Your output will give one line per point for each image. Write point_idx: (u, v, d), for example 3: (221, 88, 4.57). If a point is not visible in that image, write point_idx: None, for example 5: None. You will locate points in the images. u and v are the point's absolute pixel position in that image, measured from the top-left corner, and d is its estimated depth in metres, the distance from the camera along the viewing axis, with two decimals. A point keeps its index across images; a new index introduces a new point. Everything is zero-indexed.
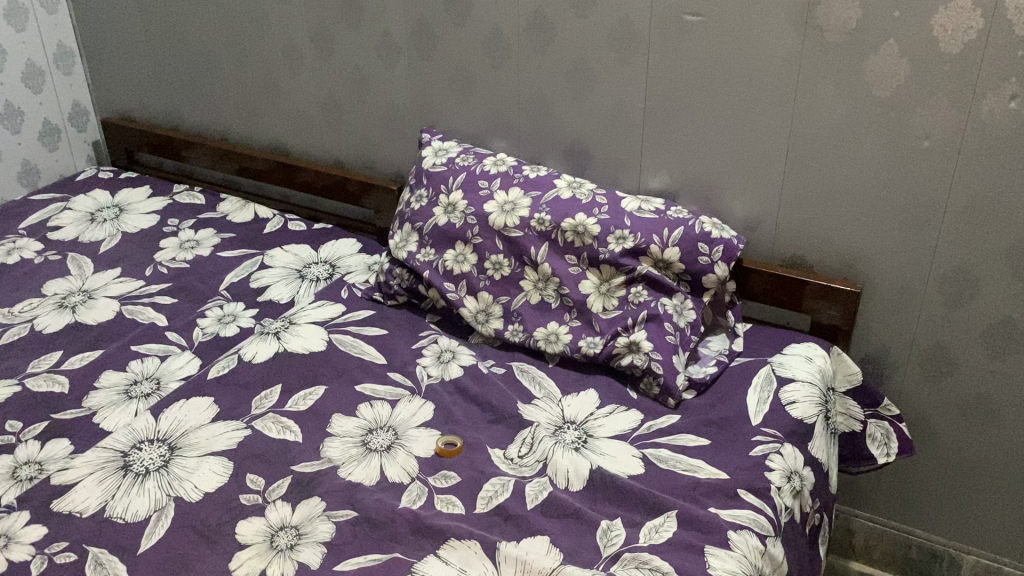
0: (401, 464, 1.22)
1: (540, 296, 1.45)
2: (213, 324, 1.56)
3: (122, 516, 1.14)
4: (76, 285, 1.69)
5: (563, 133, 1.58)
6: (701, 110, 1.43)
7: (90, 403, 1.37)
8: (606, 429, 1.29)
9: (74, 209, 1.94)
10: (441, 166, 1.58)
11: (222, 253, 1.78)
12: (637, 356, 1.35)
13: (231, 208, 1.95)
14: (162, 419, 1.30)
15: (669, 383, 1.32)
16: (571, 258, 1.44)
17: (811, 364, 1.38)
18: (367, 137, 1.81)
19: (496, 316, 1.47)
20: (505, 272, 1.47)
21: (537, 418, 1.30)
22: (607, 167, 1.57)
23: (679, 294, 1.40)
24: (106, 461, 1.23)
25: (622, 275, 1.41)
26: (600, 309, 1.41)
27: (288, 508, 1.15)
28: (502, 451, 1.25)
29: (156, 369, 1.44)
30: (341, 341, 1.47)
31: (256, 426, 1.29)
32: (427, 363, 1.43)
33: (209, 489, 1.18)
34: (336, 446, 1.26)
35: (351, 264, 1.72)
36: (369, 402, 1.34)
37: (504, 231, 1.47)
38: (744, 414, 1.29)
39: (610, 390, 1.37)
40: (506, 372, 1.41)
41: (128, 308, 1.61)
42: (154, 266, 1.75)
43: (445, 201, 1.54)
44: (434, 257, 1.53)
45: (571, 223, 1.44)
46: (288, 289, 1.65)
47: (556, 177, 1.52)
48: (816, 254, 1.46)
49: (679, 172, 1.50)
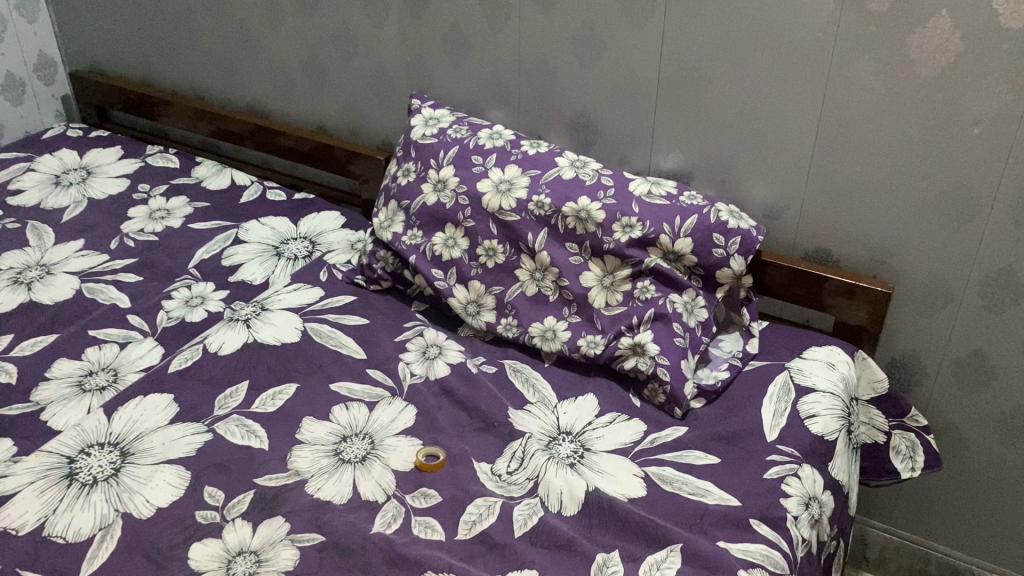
0: (376, 479, 1.10)
1: (537, 288, 1.32)
2: (179, 307, 1.43)
3: (63, 535, 1.02)
4: (34, 258, 1.55)
5: (566, 104, 1.42)
6: (721, 84, 1.28)
7: (38, 397, 1.24)
8: (605, 442, 1.16)
9: (38, 170, 1.80)
10: (431, 139, 1.44)
11: (194, 225, 1.65)
12: (642, 360, 1.22)
13: (207, 173, 1.81)
14: (115, 419, 1.18)
15: (676, 392, 1.20)
16: (572, 247, 1.30)
17: (834, 371, 1.25)
18: (353, 101, 1.65)
19: (488, 307, 1.34)
20: (499, 259, 1.34)
21: (530, 428, 1.18)
22: (614, 144, 1.42)
23: (691, 290, 1.27)
24: (50, 468, 1.10)
25: (628, 268, 1.28)
26: (603, 304, 1.28)
27: (248, 530, 1.03)
28: (489, 466, 1.12)
29: (113, 359, 1.32)
30: (318, 332, 1.35)
31: (219, 430, 1.17)
32: (411, 359, 1.30)
33: (162, 505, 1.06)
34: (305, 456, 1.14)
35: (333, 240, 1.59)
36: (344, 404, 1.22)
37: (497, 214, 1.33)
38: (759, 428, 1.17)
39: (611, 395, 1.24)
40: (497, 371, 1.28)
41: (88, 286, 1.48)
42: (120, 238, 1.61)
43: (434, 178, 1.40)
44: (421, 239, 1.39)
45: (573, 208, 1.30)
46: (262, 269, 1.52)
47: (558, 154, 1.38)
48: (843, 248, 1.32)
49: (694, 153, 1.36)
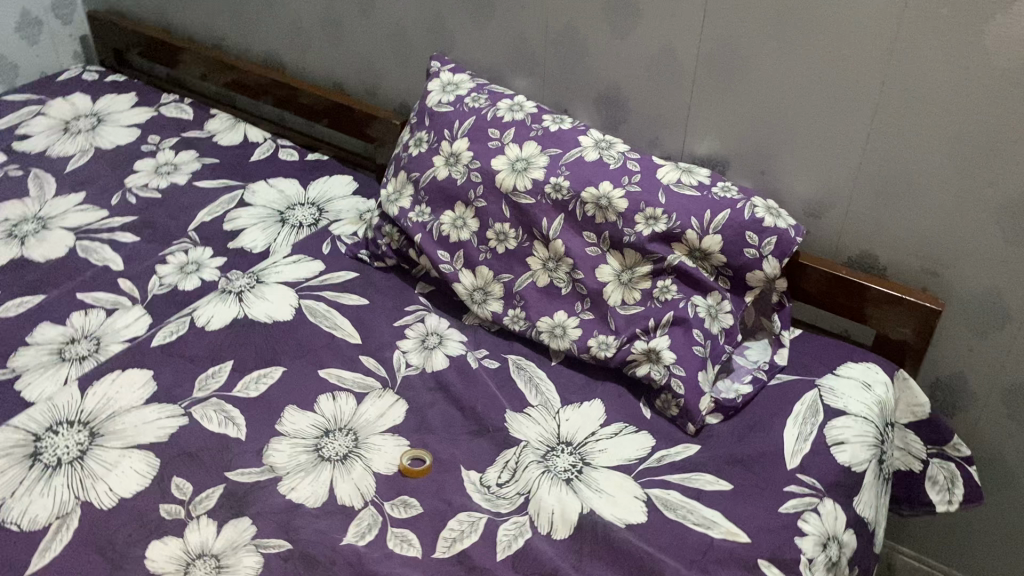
0: (354, 482, 1.03)
1: (549, 279, 1.21)
2: (173, 273, 1.35)
3: (18, 522, 0.96)
4: (32, 210, 1.49)
5: (595, 77, 1.30)
6: (765, 65, 1.13)
7: (16, 364, 1.18)
8: (607, 456, 1.06)
9: (48, 115, 1.73)
10: (447, 107, 1.32)
11: (199, 183, 1.57)
12: (655, 368, 1.12)
13: (219, 127, 1.73)
14: (89, 394, 1.11)
15: (691, 406, 1.09)
16: (589, 236, 1.19)
17: (869, 393, 1.12)
18: (370, 60, 1.55)
19: (495, 296, 1.23)
20: (510, 245, 1.23)
21: (526, 435, 1.08)
22: (645, 123, 1.29)
23: (715, 293, 1.15)
24: (14, 445, 1.04)
25: (648, 264, 1.16)
26: (619, 303, 1.17)
27: (212, 530, 0.96)
28: (478, 476, 1.03)
29: (98, 326, 1.25)
30: (312, 311, 1.26)
31: (195, 415, 1.10)
32: (408, 347, 1.21)
33: (125, 495, 0.99)
34: (283, 450, 1.06)
35: (342, 208, 1.50)
36: (331, 394, 1.14)
37: (511, 195, 1.22)
38: (778, 453, 1.06)
39: (620, 403, 1.14)
40: (499, 367, 1.18)
41: (82, 244, 1.41)
42: (122, 193, 1.54)
43: (447, 151, 1.28)
44: (429, 217, 1.28)
45: (593, 194, 1.18)
46: (264, 236, 1.43)
47: (582, 132, 1.26)
48: (891, 255, 1.18)
49: (731, 138, 1.22)
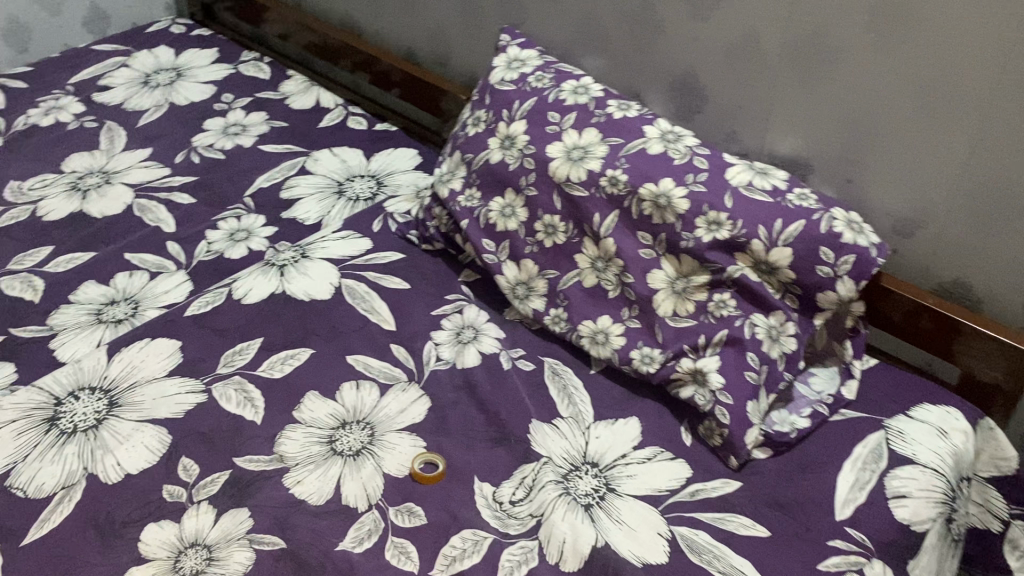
0: (362, 481, 0.97)
1: (596, 280, 1.12)
2: (222, 240, 1.33)
3: (24, 488, 0.95)
4: (99, 163, 1.49)
5: (670, 61, 1.19)
6: (855, 61, 1.00)
7: (55, 321, 1.18)
8: (635, 483, 0.97)
9: (131, 67, 1.74)
10: (509, 85, 1.24)
11: (264, 146, 1.54)
12: (700, 392, 1.02)
13: (293, 89, 1.69)
14: (115, 361, 1.10)
15: (735, 438, 0.98)
16: (644, 237, 1.09)
17: (944, 442, 0.99)
18: (442, 29, 1.47)
19: (538, 293, 1.16)
20: (559, 240, 1.14)
21: (549, 450, 1.00)
22: (722, 115, 1.17)
23: (779, 313, 1.03)
24: (35, 407, 1.04)
25: (706, 274, 1.06)
26: (670, 313, 1.07)
27: (209, 518, 0.93)
28: (492, 490, 0.96)
29: (139, 290, 1.24)
30: (351, 291, 1.21)
31: (214, 393, 1.07)
32: (442, 340, 1.15)
33: (132, 472, 0.97)
34: (295, 439, 1.02)
35: (401, 183, 1.44)
36: (354, 382, 1.09)
37: (564, 186, 1.13)
38: (827, 501, 0.94)
39: (659, 425, 1.04)
40: (533, 371, 1.11)
41: (139, 203, 1.40)
42: (187, 152, 1.52)
43: (503, 133, 1.20)
44: (478, 203, 1.21)
45: (651, 191, 1.08)
46: (318, 207, 1.39)
47: (648, 122, 1.15)
48: (987, 286, 1.04)
49: (814, 139, 1.09)
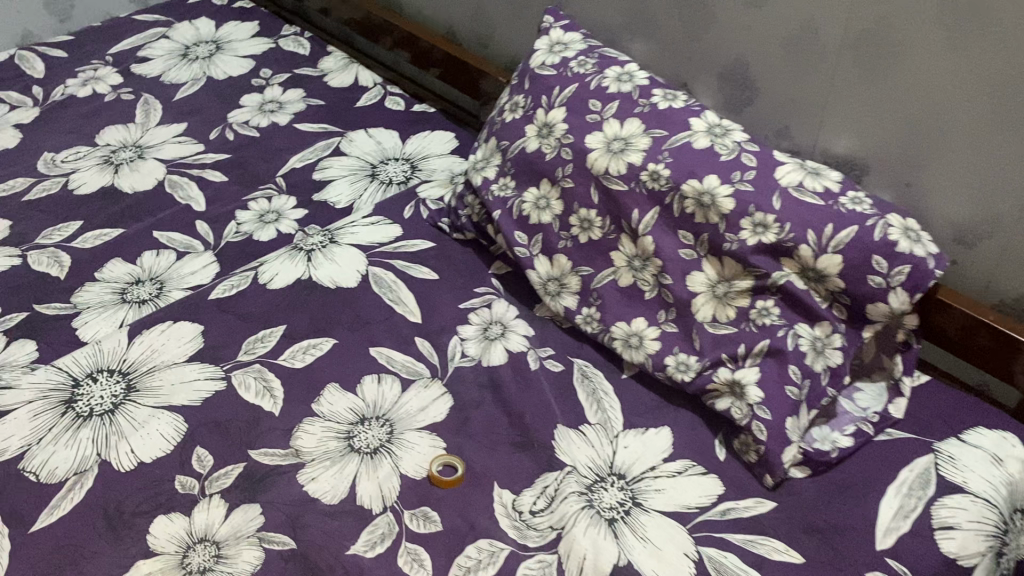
0: (378, 482, 0.94)
1: (633, 279, 1.07)
2: (251, 221, 1.30)
3: (37, 472, 0.94)
4: (133, 137, 1.47)
5: (721, 49, 1.12)
6: (921, 58, 0.92)
7: (80, 299, 1.17)
8: (663, 498, 0.92)
9: (171, 39, 1.72)
10: (550, 70, 1.19)
11: (299, 124, 1.50)
12: (737, 405, 0.96)
13: (333, 66, 1.66)
14: (136, 344, 1.08)
15: (771, 456, 0.93)
16: (685, 236, 1.03)
17: (998, 471, 0.93)
18: (484, 9, 1.42)
19: (571, 291, 1.11)
20: (594, 235, 1.09)
21: (574, 459, 0.96)
22: (774, 109, 1.10)
23: (825, 324, 0.97)
24: (53, 389, 1.02)
25: (749, 279, 1.00)
26: (709, 319, 1.01)
27: (220, 513, 0.90)
28: (512, 498, 0.92)
29: (165, 270, 1.22)
30: (378, 280, 1.17)
31: (233, 381, 1.04)
32: (468, 335, 1.11)
33: (145, 460, 0.95)
34: (313, 433, 0.99)
35: (435, 168, 1.40)
36: (376, 376, 1.05)
37: (602, 179, 1.08)
38: (868, 528, 0.88)
39: (691, 436, 0.99)
40: (562, 372, 1.06)
41: (171, 179, 1.38)
42: (222, 128, 1.50)
43: (541, 120, 1.15)
44: (511, 193, 1.17)
45: (695, 188, 1.02)
46: (350, 190, 1.36)
47: (695, 114, 1.09)
48: None
49: (871, 139, 1.02)
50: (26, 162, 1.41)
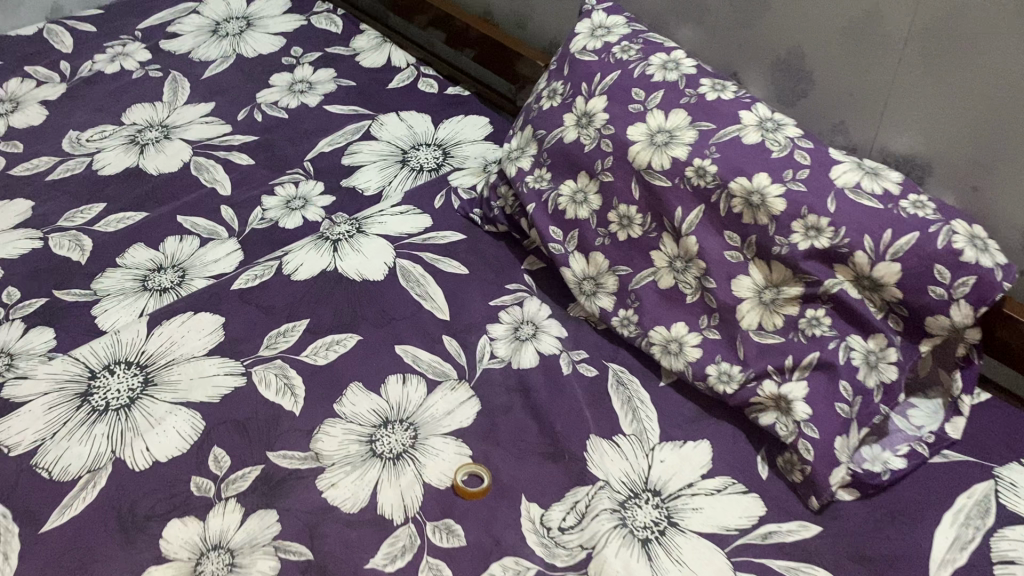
0: (401, 490, 0.90)
1: (674, 281, 1.01)
2: (278, 207, 1.25)
3: (49, 468, 0.91)
4: (160, 117, 1.43)
5: (775, 37, 1.05)
6: (994, 55, 0.85)
7: (100, 286, 1.13)
8: (700, 518, 0.87)
9: (201, 15, 1.67)
10: (591, 56, 1.13)
11: (329, 106, 1.45)
12: (782, 421, 0.91)
13: (365, 46, 1.60)
14: (155, 335, 1.04)
15: (818, 477, 0.87)
16: (732, 237, 0.97)
17: None
18: None
19: (607, 291, 1.06)
20: (634, 233, 1.04)
21: (606, 473, 0.91)
22: (830, 102, 1.03)
23: (880, 336, 0.91)
24: (69, 381, 0.99)
25: (799, 285, 0.93)
26: (754, 327, 0.95)
27: (235, 519, 0.87)
28: (541, 514, 0.88)
29: (187, 257, 1.18)
30: (406, 274, 1.13)
31: (254, 376, 1.00)
32: (498, 335, 1.06)
33: (160, 459, 0.92)
34: (334, 435, 0.95)
35: (468, 155, 1.34)
36: (401, 376, 1.01)
37: (644, 173, 1.02)
38: (921, 559, 0.83)
39: (732, 451, 0.94)
40: (596, 378, 1.01)
41: (196, 161, 1.34)
42: (250, 109, 1.45)
43: (580, 109, 1.09)
44: (547, 185, 1.11)
45: (743, 186, 0.95)
46: (380, 176, 1.31)
47: (746, 106, 1.02)
48: None
49: (935, 139, 0.95)
50: (50, 140, 1.38)
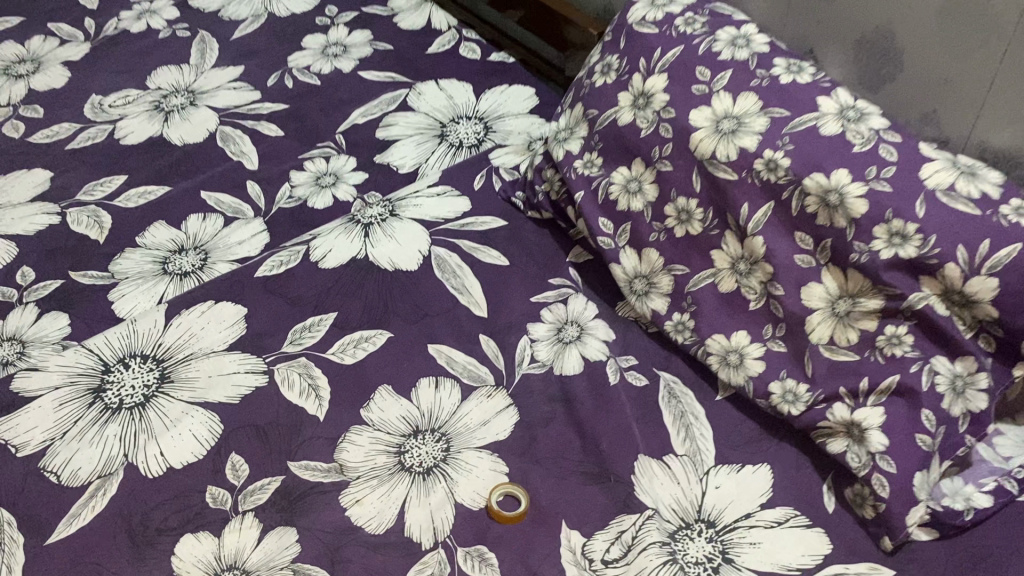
0: (430, 510, 0.83)
1: (736, 285, 0.92)
2: (307, 184, 1.17)
3: (58, 472, 0.85)
4: (186, 81, 1.35)
5: (861, 12, 0.93)
6: None
7: (118, 267, 1.06)
8: (759, 555, 0.79)
9: None
10: (651, 27, 1.01)
11: (363, 72, 1.36)
12: (854, 452, 0.82)
13: (404, 5, 1.50)
14: (173, 326, 0.97)
15: (892, 516, 0.78)
16: (803, 239, 0.86)
17: None
18: None
19: (661, 292, 0.97)
20: (693, 230, 0.94)
21: (655, 500, 0.83)
22: (920, 87, 0.92)
23: (969, 359, 0.78)
24: (81, 374, 0.92)
25: (879, 298, 0.82)
26: (825, 340, 0.85)
27: (252, 536, 0.81)
28: (582, 542, 0.80)
29: (211, 237, 1.11)
30: (442, 264, 1.04)
31: (276, 376, 0.93)
32: (539, 336, 0.98)
33: (175, 466, 0.85)
34: (358, 444, 0.87)
35: (512, 130, 1.25)
36: (433, 379, 0.93)
37: (707, 164, 0.91)
38: None
39: (796, 479, 0.85)
40: (646, 388, 0.93)
41: (223, 131, 1.26)
42: (281, 74, 1.36)
43: (637, 89, 0.99)
44: (598, 173, 1.02)
45: (819, 184, 0.84)
46: (416, 152, 1.22)
47: (825, 91, 0.90)
48: None
49: None
50: (72, 105, 1.31)
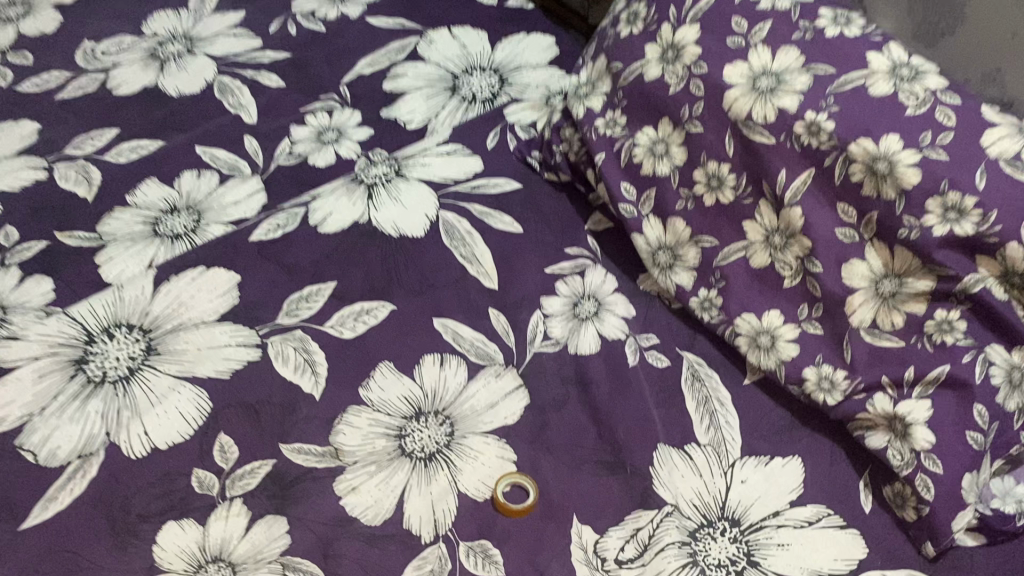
0: (432, 500, 0.77)
1: (770, 260, 0.84)
2: (308, 140, 1.10)
3: (35, 452, 0.79)
4: (183, 27, 1.27)
5: None
6: None
7: (106, 228, 1.00)
8: (787, 559, 0.73)
9: None
10: None
11: (371, 19, 1.27)
12: (894, 448, 0.75)
13: None
14: (161, 294, 0.90)
15: (936, 520, 0.72)
16: (846, 212, 0.78)
17: None
18: None
19: (686, 265, 0.90)
20: (724, 198, 0.86)
21: (676, 494, 0.77)
22: (984, 42, 0.81)
23: None
24: (62, 345, 0.86)
25: (929, 278, 0.74)
26: (866, 324, 0.78)
27: (239, 525, 0.76)
28: (594, 540, 0.75)
29: (205, 197, 1.03)
30: (450, 230, 0.97)
31: (271, 350, 0.86)
32: (554, 311, 0.90)
33: (159, 447, 0.79)
34: (355, 427, 0.81)
35: (529, 84, 1.16)
36: (438, 357, 0.86)
37: (741, 126, 0.82)
38: None
39: (829, 474, 0.79)
40: (667, 370, 0.86)
41: (221, 82, 1.18)
42: (283, 20, 1.28)
43: (665, 41, 0.89)
44: (621, 134, 0.93)
45: (865, 151, 0.75)
46: (425, 107, 1.14)
47: (875, 47, 0.79)
48: None
49: None
50: (63, 52, 1.23)
